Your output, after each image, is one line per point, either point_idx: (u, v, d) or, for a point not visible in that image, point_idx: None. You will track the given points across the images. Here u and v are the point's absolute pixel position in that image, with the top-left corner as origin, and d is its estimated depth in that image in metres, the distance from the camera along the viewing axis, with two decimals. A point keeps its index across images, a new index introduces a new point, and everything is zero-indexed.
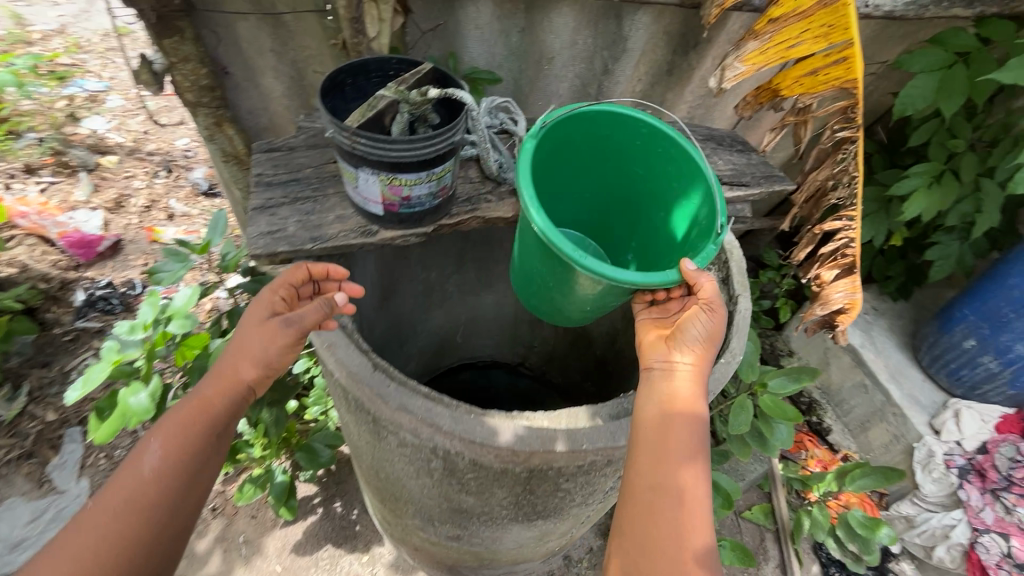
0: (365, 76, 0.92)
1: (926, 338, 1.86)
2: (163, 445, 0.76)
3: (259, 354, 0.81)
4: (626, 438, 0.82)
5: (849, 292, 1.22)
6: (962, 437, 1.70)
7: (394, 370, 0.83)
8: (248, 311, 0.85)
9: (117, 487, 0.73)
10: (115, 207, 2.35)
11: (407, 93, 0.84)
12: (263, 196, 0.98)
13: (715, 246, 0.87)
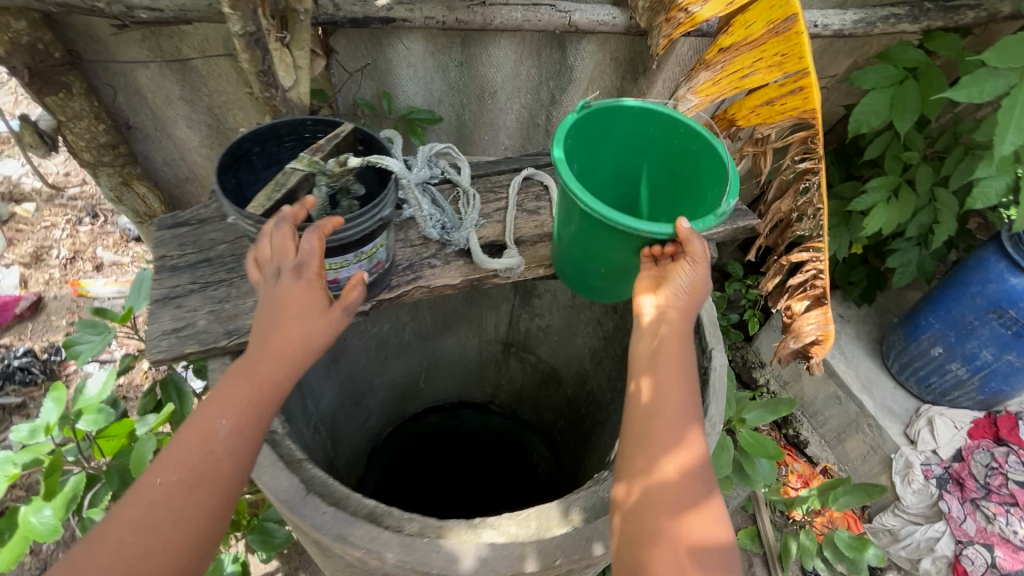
0: (276, 141, 0.79)
1: (893, 345, 1.86)
2: (234, 422, 0.64)
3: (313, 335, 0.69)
4: (604, 543, 0.71)
5: (822, 324, 1.16)
6: (938, 446, 1.70)
7: (333, 489, 0.73)
8: (299, 279, 0.68)
9: (181, 464, 0.61)
10: (34, 261, 2.15)
11: (323, 165, 0.72)
12: (167, 284, 0.84)
13: (714, 217, 0.79)
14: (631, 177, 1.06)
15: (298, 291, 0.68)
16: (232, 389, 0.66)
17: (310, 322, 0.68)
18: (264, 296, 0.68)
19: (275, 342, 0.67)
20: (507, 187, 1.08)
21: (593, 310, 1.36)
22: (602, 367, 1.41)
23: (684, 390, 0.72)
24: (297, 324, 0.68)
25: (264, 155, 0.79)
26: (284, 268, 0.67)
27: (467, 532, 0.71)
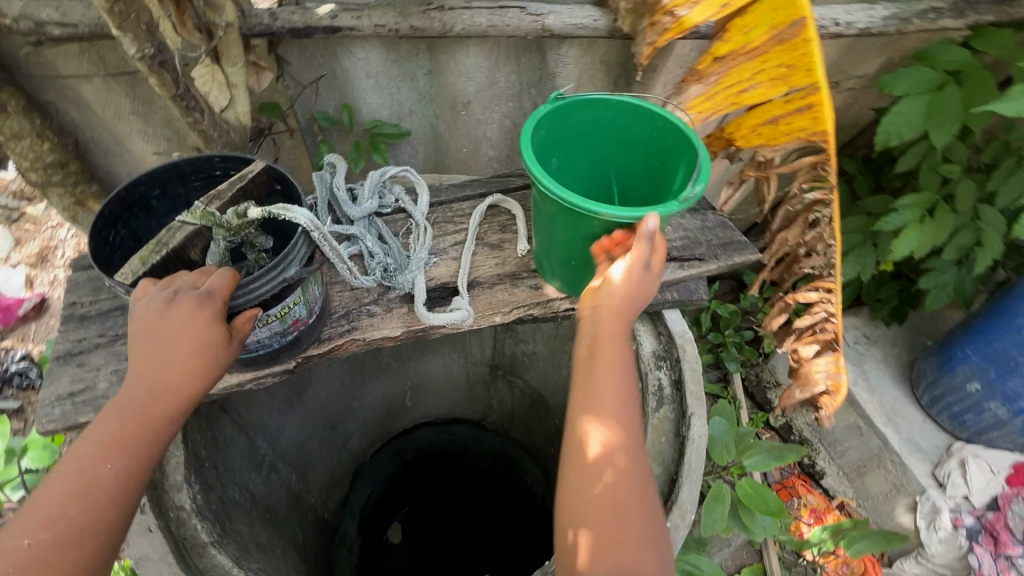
0: (182, 182, 0.74)
1: (924, 375, 1.67)
2: (122, 463, 0.56)
3: (203, 361, 0.60)
4: None
5: (832, 372, 1.01)
6: (970, 492, 1.52)
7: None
8: (173, 301, 0.59)
9: (55, 518, 0.53)
10: (40, 261, 2.03)
11: (220, 218, 0.63)
12: (73, 337, 0.76)
13: (677, 203, 0.67)
14: (626, 180, 0.88)
15: (190, 321, 0.58)
16: (115, 425, 0.57)
17: (204, 354, 0.60)
18: (144, 316, 0.59)
19: (163, 370, 0.59)
20: (469, 217, 0.96)
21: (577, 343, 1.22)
22: None
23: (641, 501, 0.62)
24: (190, 357, 0.59)
25: (166, 197, 0.74)
26: (181, 296, 0.59)
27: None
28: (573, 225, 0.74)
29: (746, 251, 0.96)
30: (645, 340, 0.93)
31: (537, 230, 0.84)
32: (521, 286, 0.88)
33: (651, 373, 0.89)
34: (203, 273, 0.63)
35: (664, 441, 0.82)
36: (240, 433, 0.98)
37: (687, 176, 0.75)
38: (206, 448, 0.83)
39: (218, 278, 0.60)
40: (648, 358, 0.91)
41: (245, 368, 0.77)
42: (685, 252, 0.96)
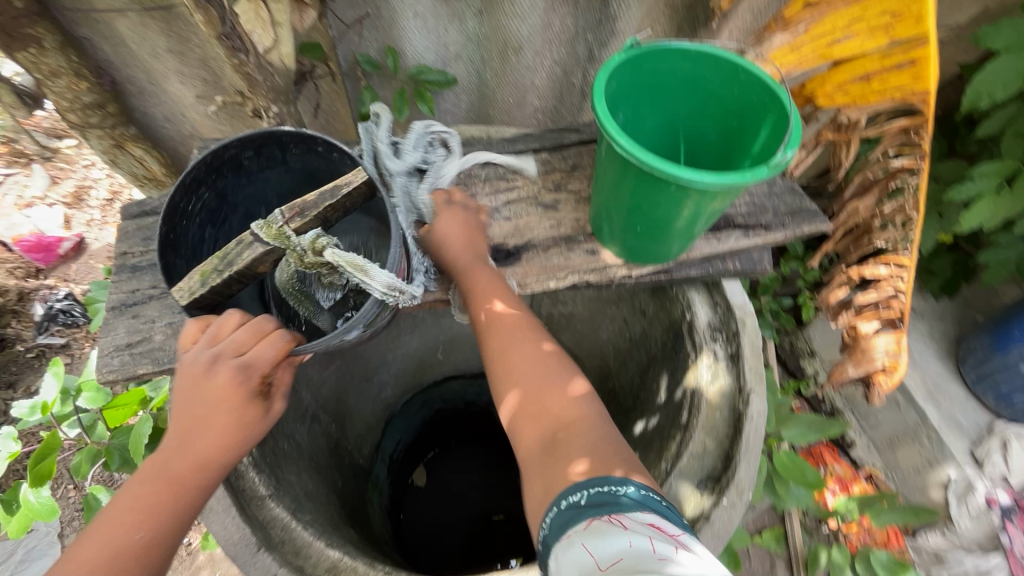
0: (279, 147, 0.75)
1: (973, 352, 1.61)
2: (153, 526, 0.62)
3: (237, 432, 0.67)
4: None
5: (893, 351, 0.94)
6: (1009, 471, 1.51)
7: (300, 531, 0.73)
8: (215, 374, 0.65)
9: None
10: (76, 201, 2.04)
11: (295, 243, 0.67)
12: (126, 287, 0.76)
13: (766, 171, 0.61)
14: (695, 139, 0.81)
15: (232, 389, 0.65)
16: (151, 489, 0.64)
17: (240, 419, 0.67)
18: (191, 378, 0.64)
19: (199, 436, 0.65)
20: (521, 174, 0.91)
21: (621, 307, 1.17)
22: (626, 370, 1.20)
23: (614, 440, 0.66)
24: (226, 426, 0.66)
25: (257, 156, 0.76)
26: (229, 362, 0.64)
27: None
28: (643, 190, 0.69)
29: (817, 222, 0.90)
30: (700, 310, 0.91)
31: (599, 188, 0.79)
32: (578, 251, 0.85)
33: (707, 344, 0.87)
34: (253, 333, 0.66)
35: (719, 416, 0.80)
36: None
37: (772, 139, 0.69)
38: None
39: (269, 348, 0.66)
40: (702, 329, 0.89)
41: None
42: (752, 219, 0.90)
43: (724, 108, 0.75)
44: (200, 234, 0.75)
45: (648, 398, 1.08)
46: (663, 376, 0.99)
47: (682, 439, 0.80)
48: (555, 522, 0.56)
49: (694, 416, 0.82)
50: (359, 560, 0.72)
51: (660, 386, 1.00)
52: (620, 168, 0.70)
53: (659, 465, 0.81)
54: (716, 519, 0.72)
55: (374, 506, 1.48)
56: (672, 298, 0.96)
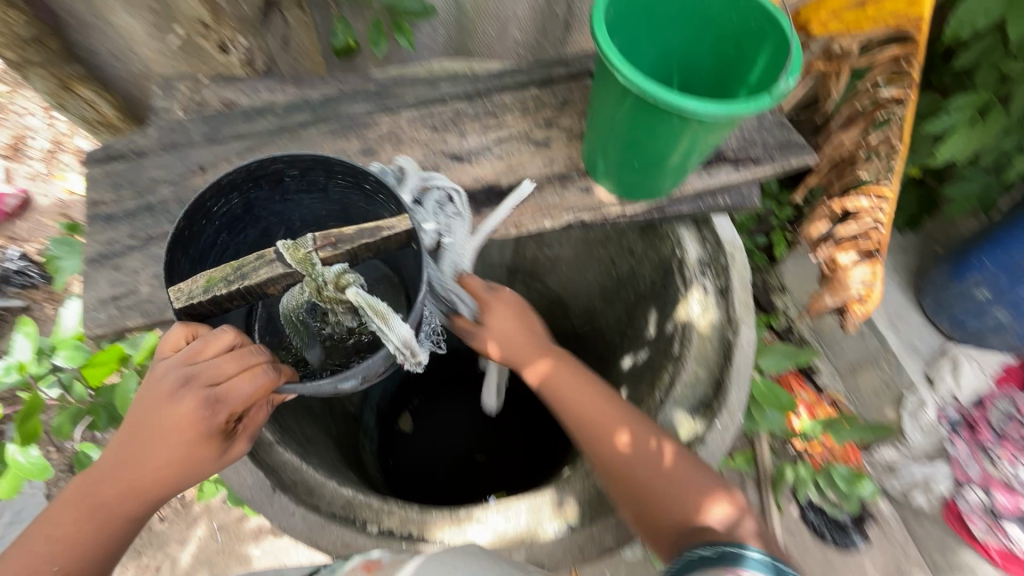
0: (325, 171, 0.72)
1: (932, 281, 1.70)
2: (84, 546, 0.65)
3: (193, 466, 0.64)
4: (597, 551, 0.70)
5: (868, 281, 0.98)
6: (958, 391, 1.64)
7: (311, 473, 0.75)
8: (169, 405, 0.61)
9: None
10: (15, 153, 1.88)
11: (319, 273, 0.67)
12: (104, 238, 0.74)
13: (769, 101, 0.61)
14: (690, 69, 0.80)
15: (188, 422, 0.61)
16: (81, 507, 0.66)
17: (195, 455, 0.63)
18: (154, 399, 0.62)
19: (145, 464, 0.63)
20: (510, 110, 0.88)
21: (607, 248, 1.18)
22: (613, 309, 1.23)
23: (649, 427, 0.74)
24: (174, 461, 0.62)
25: (299, 175, 0.73)
26: (194, 391, 0.61)
27: (451, 528, 0.71)
28: (642, 121, 0.68)
29: (803, 155, 0.91)
30: (689, 246, 0.92)
31: (594, 120, 0.77)
32: (572, 189, 0.85)
33: (696, 279, 0.89)
34: (237, 361, 0.63)
35: (710, 346, 0.84)
36: None
37: (771, 68, 0.68)
38: None
39: (245, 384, 0.62)
40: (692, 265, 0.90)
41: None
42: (742, 152, 0.92)
43: (722, 37, 0.73)
44: (213, 238, 0.74)
45: (637, 335, 1.12)
46: (652, 311, 1.01)
47: (674, 369, 0.84)
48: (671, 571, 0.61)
49: (685, 347, 0.85)
50: (372, 496, 0.75)
51: (649, 322, 1.03)
52: (620, 99, 0.68)
53: (652, 394, 0.85)
54: (710, 441, 0.76)
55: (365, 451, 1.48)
56: (661, 237, 0.97)
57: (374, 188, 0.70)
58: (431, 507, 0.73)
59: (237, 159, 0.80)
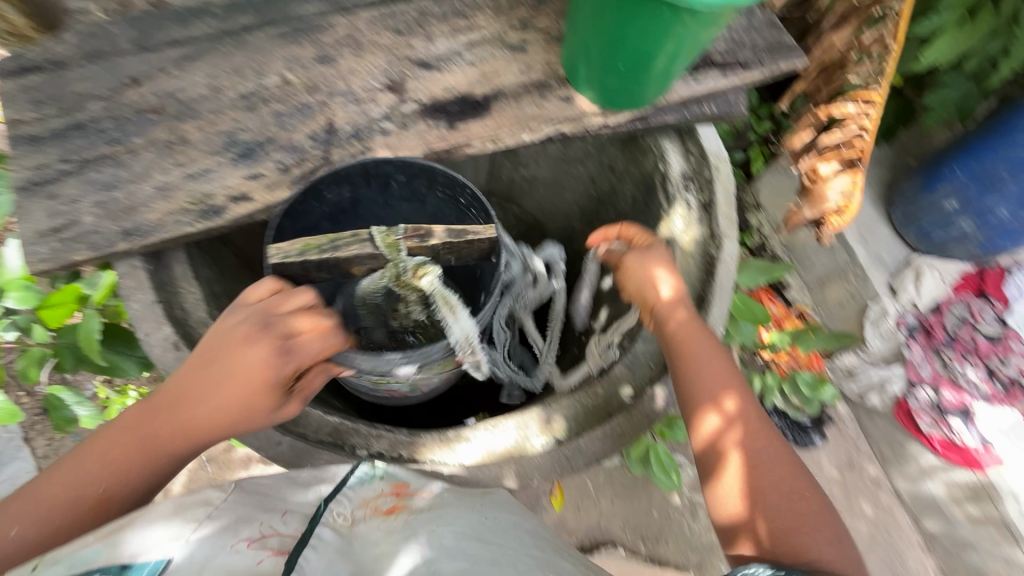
0: (429, 181, 0.75)
1: (903, 193, 1.72)
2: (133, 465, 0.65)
3: (242, 416, 0.65)
4: (584, 463, 0.72)
5: (847, 192, 0.98)
6: (918, 299, 1.71)
7: (296, 404, 0.74)
8: (242, 351, 0.64)
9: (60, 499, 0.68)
10: None
11: (401, 259, 0.75)
12: (33, 163, 0.66)
13: None
14: None
15: (254, 369, 0.63)
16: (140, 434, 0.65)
17: (257, 406, 0.65)
18: (223, 338, 0.64)
19: (200, 403, 0.65)
20: (482, 10, 0.79)
21: (587, 166, 1.13)
22: (593, 230, 1.20)
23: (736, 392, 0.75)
24: (231, 403, 0.64)
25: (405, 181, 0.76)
26: (269, 333, 0.64)
27: (439, 448, 0.72)
28: (629, 15, 0.61)
29: (791, 59, 0.86)
30: (673, 159, 0.88)
31: (576, 17, 0.69)
32: (551, 99, 0.78)
33: (680, 194, 0.86)
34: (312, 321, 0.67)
35: (692, 261, 0.83)
36: (246, 267, 0.92)
37: None
38: (221, 284, 0.79)
39: (316, 341, 0.66)
40: (676, 179, 0.87)
41: (250, 198, 0.68)
42: (729, 56, 0.86)
43: None
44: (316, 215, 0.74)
45: None
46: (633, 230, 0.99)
47: None
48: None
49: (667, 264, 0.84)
50: (359, 421, 0.75)
51: None
52: None
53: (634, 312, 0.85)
54: None
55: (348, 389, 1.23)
56: (643, 150, 0.93)
57: (468, 203, 0.76)
58: (419, 430, 0.74)
59: (176, 70, 0.70)
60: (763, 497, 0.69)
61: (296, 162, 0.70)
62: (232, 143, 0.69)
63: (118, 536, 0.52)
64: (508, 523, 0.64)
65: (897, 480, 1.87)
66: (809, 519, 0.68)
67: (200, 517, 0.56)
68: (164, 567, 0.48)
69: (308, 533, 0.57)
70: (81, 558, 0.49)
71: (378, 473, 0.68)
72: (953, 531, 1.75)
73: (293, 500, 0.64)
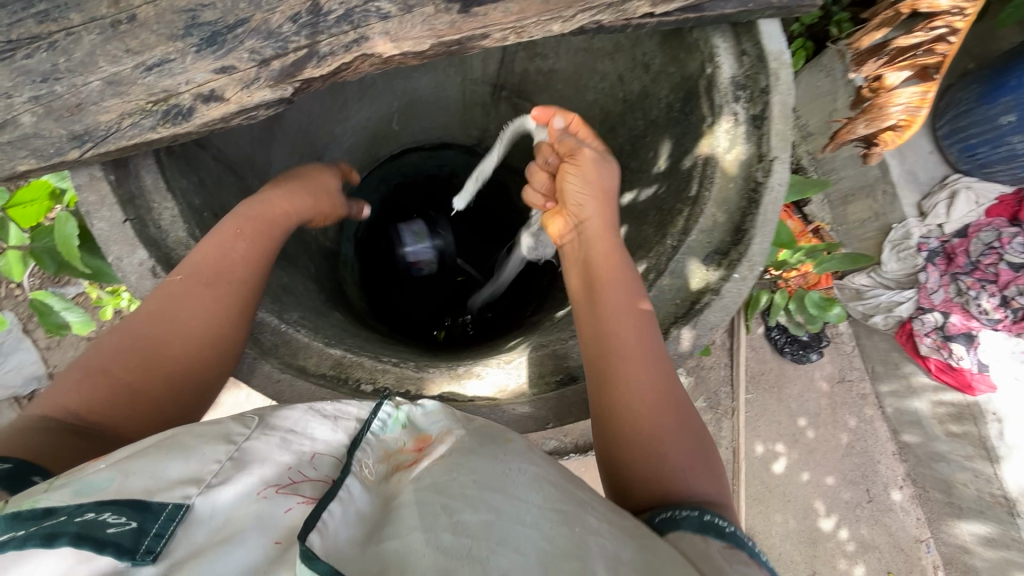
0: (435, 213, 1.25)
1: (956, 104, 1.55)
2: (249, 244, 0.66)
3: (309, 210, 0.76)
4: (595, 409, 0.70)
5: (913, 106, 0.88)
6: (947, 221, 1.63)
7: (300, 334, 0.70)
8: (316, 172, 0.80)
9: (102, 375, 0.58)
10: None
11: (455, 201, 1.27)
12: None
13: None
14: None
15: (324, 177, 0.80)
16: (257, 217, 0.68)
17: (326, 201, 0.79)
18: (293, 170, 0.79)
19: (268, 213, 0.70)
20: None
21: (615, 61, 0.97)
22: (613, 136, 1.04)
23: (636, 326, 0.66)
24: (307, 201, 0.75)
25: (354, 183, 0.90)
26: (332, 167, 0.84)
27: (451, 385, 0.69)
28: None
29: None
30: (724, 63, 0.75)
31: None
32: None
33: (727, 105, 0.75)
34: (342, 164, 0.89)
35: (733, 187, 0.74)
36: (227, 170, 0.81)
37: None
38: (201, 195, 0.70)
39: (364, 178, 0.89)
40: (725, 87, 0.75)
41: (222, 98, 0.55)
42: None
43: None
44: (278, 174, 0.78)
45: (637, 171, 0.96)
46: (663, 142, 0.87)
47: (691, 213, 0.75)
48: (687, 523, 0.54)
49: (705, 188, 0.75)
50: (363, 354, 0.71)
51: (658, 155, 0.89)
52: None
53: (663, 240, 0.77)
54: (725, 294, 0.70)
55: (347, 283, 1.24)
56: (691, 47, 0.79)
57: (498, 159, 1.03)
58: (428, 365, 0.71)
59: None
60: (655, 431, 0.61)
61: (276, 54, 0.54)
62: (195, 26, 0.53)
63: (132, 459, 0.50)
64: (533, 469, 0.54)
65: (883, 391, 1.92)
66: (693, 462, 0.61)
67: (223, 455, 0.52)
68: (182, 515, 0.46)
69: (337, 485, 0.51)
70: (94, 482, 0.47)
71: (400, 419, 0.62)
72: (928, 444, 1.83)
73: (320, 437, 0.59)
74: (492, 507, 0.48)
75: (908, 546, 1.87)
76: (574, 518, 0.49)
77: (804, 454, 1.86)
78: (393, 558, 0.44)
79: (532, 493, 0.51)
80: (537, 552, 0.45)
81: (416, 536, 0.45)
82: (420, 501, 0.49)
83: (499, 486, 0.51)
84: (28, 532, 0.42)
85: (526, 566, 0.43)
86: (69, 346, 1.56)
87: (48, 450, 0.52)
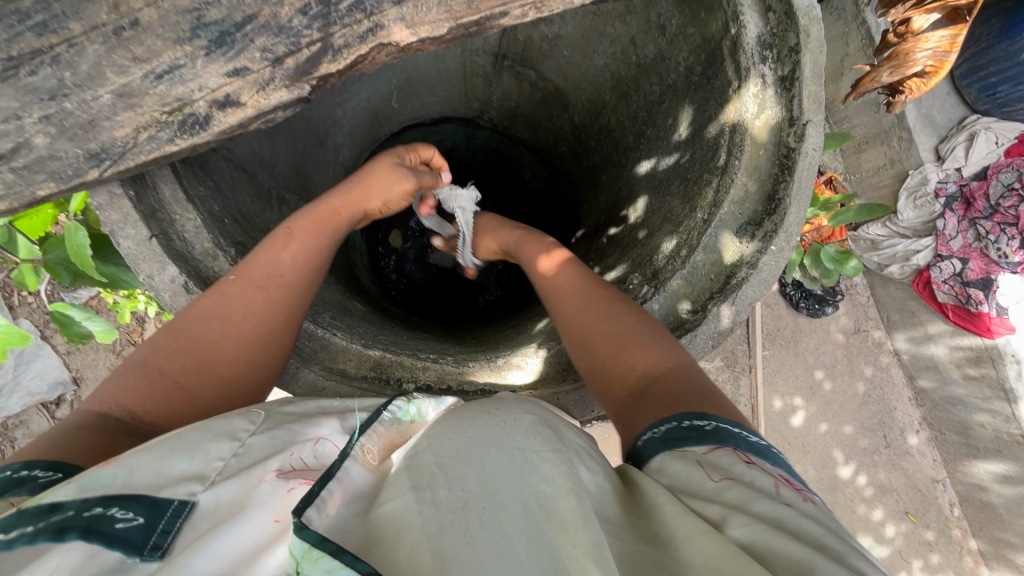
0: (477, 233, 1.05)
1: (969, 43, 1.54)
2: (300, 247, 0.67)
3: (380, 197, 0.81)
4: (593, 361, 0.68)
5: (941, 52, 0.80)
6: (965, 164, 1.61)
7: (332, 338, 0.70)
8: (377, 162, 0.84)
9: (159, 376, 0.57)
10: None
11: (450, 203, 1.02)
12: None
13: None
14: None
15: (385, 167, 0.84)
16: (312, 217, 0.71)
17: (390, 183, 0.82)
18: (368, 166, 0.83)
19: (330, 215, 0.73)
20: None
21: (624, 24, 0.91)
22: (625, 105, 1.00)
23: (608, 292, 0.67)
24: (362, 194, 0.78)
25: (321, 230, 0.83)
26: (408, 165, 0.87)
27: (493, 378, 0.72)
28: None
29: None
30: (749, 21, 0.71)
31: None
32: None
33: (755, 67, 0.72)
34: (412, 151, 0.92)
35: (762, 155, 0.73)
36: (239, 171, 0.78)
37: None
38: (218, 202, 0.70)
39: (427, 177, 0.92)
40: (751, 47, 0.71)
41: (238, 102, 0.53)
42: None
43: None
44: None
45: (652, 140, 0.93)
46: (683, 109, 0.83)
47: (720, 184, 0.73)
48: (666, 435, 0.49)
49: (734, 157, 0.73)
50: (402, 353, 0.72)
51: (677, 121, 0.85)
52: None
53: (691, 214, 0.75)
54: (761, 266, 0.71)
55: (359, 267, 1.22)
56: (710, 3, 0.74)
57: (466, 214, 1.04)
58: (467, 359, 0.72)
59: None
60: (629, 352, 0.61)
61: (290, 51, 0.51)
62: (201, 26, 0.50)
63: (136, 452, 0.45)
64: (530, 417, 0.47)
65: (899, 338, 1.92)
66: (674, 367, 0.58)
67: (228, 450, 0.47)
68: (188, 513, 0.42)
69: (334, 465, 0.44)
70: (99, 478, 0.42)
71: (410, 410, 0.54)
72: (944, 388, 1.85)
73: (328, 425, 0.53)
74: (486, 459, 0.42)
75: (925, 488, 1.90)
76: (573, 458, 0.43)
77: (822, 406, 1.86)
78: (389, 525, 0.38)
79: (523, 436, 0.45)
80: (533, 496, 0.40)
81: (407, 498, 0.39)
82: (414, 466, 0.43)
83: (489, 440, 0.44)
84: (36, 526, 0.38)
85: (518, 526, 0.38)
86: (90, 349, 1.57)
87: (99, 455, 0.49)
